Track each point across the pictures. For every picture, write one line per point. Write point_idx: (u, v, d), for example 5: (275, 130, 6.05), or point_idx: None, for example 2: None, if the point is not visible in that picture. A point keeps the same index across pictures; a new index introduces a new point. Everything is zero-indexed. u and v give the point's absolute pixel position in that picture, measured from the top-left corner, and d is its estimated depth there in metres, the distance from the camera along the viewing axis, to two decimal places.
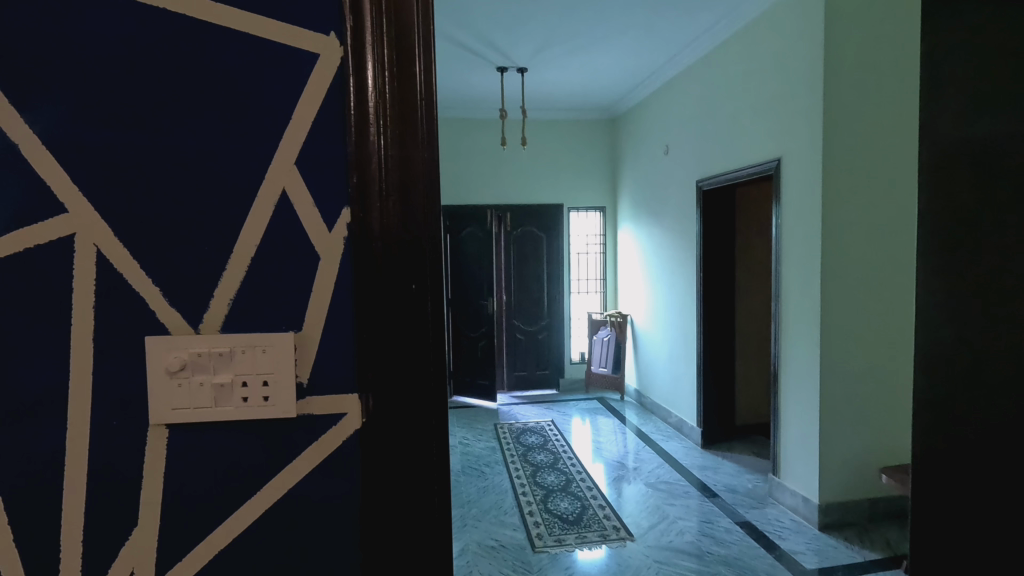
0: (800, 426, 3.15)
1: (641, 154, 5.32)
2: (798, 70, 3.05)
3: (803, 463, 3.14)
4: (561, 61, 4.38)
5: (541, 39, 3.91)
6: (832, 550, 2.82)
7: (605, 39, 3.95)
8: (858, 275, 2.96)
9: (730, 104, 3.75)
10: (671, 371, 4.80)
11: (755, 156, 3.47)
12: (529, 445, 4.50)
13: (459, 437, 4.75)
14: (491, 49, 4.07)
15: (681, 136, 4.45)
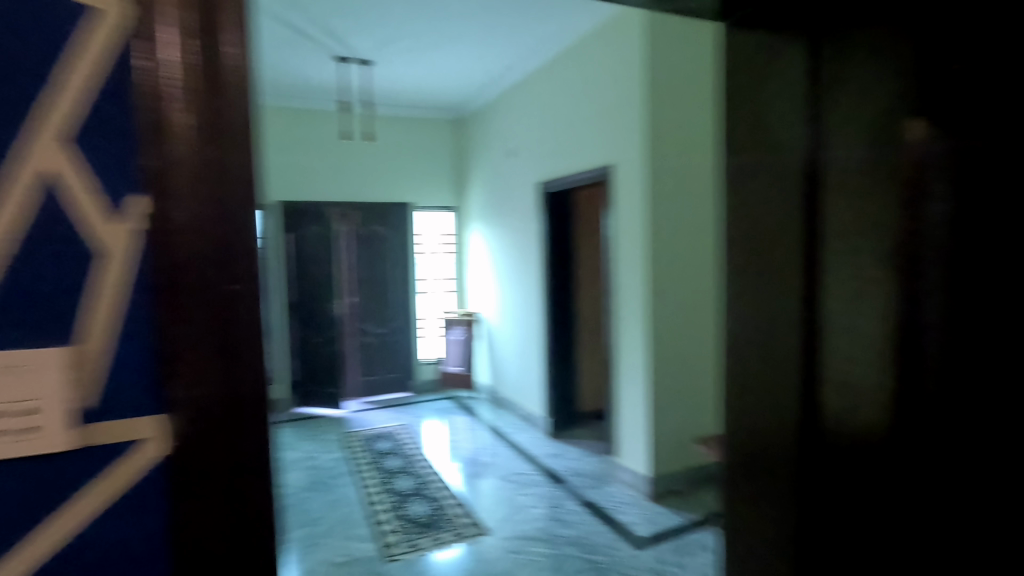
0: (633, 409, 3.47)
1: (487, 157, 5.46)
2: (625, 86, 3.36)
3: (636, 442, 3.46)
4: (406, 57, 4.30)
5: (384, 34, 3.81)
6: (661, 516, 3.16)
7: (450, 40, 3.97)
8: (678, 271, 3.35)
9: (568, 112, 4.00)
10: (520, 365, 5.00)
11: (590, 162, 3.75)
12: (381, 451, 4.36)
13: (302, 451, 4.42)
14: (331, 38, 3.85)
15: (525, 141, 4.65)
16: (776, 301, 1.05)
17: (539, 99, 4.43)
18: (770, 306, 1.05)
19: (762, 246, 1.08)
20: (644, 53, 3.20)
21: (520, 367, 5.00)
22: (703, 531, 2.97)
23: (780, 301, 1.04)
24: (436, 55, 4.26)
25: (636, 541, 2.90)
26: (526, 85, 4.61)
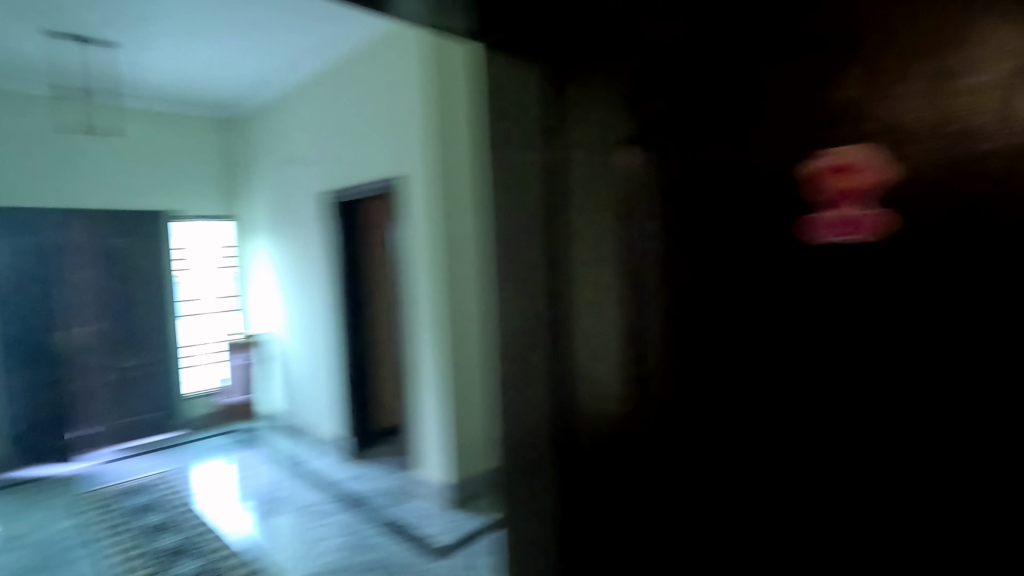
0: (432, 420, 3.48)
1: (267, 163, 5.01)
2: (410, 99, 3.37)
3: (437, 452, 3.48)
4: (157, 44, 3.72)
5: (125, 12, 3.22)
6: (462, 522, 3.22)
7: (213, 31, 3.54)
8: (471, 280, 3.46)
9: (354, 121, 3.87)
10: (314, 387, 4.66)
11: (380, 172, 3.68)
12: (139, 507, 3.64)
13: (22, 525, 3.45)
14: (46, 7, 3.13)
15: (309, 147, 4.37)
16: (556, 295, 1.29)
17: (322, 105, 4.20)
18: (551, 298, 1.30)
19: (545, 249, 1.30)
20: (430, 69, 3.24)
21: (314, 389, 4.67)
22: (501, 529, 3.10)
23: (562, 295, 1.26)
24: (196, 46, 3.76)
25: (438, 552, 2.90)
26: (308, 89, 4.34)
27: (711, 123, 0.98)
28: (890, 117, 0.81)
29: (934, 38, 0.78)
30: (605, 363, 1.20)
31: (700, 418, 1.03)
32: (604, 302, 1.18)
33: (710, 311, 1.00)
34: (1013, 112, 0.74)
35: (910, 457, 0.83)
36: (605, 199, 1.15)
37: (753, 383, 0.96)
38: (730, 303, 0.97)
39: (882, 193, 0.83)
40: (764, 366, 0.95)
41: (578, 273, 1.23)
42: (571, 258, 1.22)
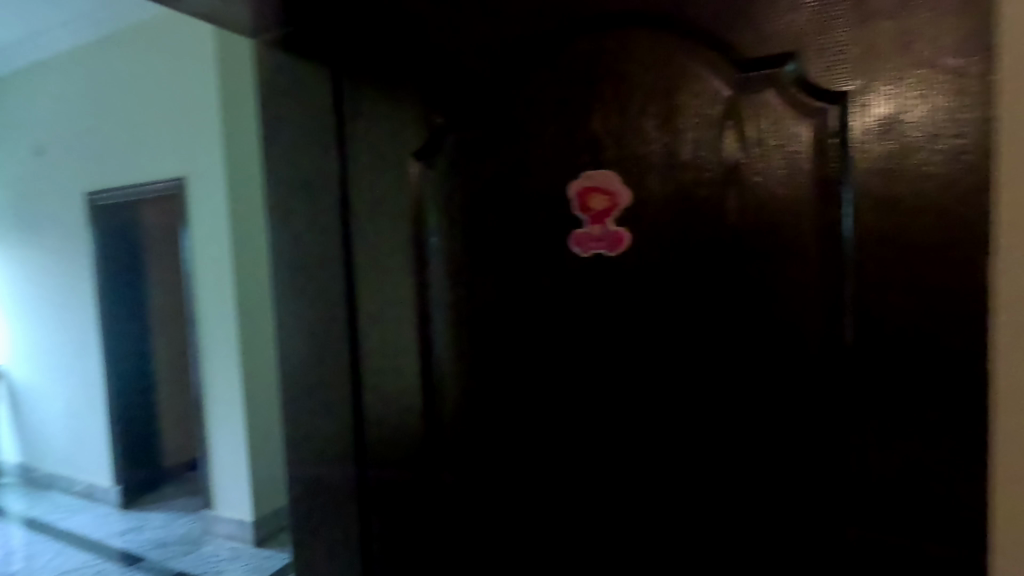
0: (228, 452, 3.11)
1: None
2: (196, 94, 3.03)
3: (234, 488, 3.12)
4: None
5: None
6: (266, 561, 2.93)
7: None
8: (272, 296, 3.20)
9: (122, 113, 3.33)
10: (72, 427, 3.87)
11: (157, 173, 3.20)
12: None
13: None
14: None
15: (60, 139, 3.64)
16: None
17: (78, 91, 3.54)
18: None
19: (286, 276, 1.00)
20: (221, 65, 2.95)
21: (73, 429, 3.87)
22: None
23: None
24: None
25: None
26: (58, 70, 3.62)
27: (466, 130, 0.85)
28: (632, 139, 0.76)
29: (662, 51, 0.74)
30: (372, 411, 0.95)
31: (474, 469, 0.88)
32: (363, 337, 0.94)
33: (478, 343, 0.87)
34: (748, 134, 0.71)
35: (677, 496, 0.77)
36: (371, 210, 0.92)
37: (519, 424, 0.85)
38: (497, 333, 0.86)
39: (616, 213, 0.78)
40: (531, 404, 0.84)
41: (340, 301, 0.96)
42: (349, 273, 0.94)
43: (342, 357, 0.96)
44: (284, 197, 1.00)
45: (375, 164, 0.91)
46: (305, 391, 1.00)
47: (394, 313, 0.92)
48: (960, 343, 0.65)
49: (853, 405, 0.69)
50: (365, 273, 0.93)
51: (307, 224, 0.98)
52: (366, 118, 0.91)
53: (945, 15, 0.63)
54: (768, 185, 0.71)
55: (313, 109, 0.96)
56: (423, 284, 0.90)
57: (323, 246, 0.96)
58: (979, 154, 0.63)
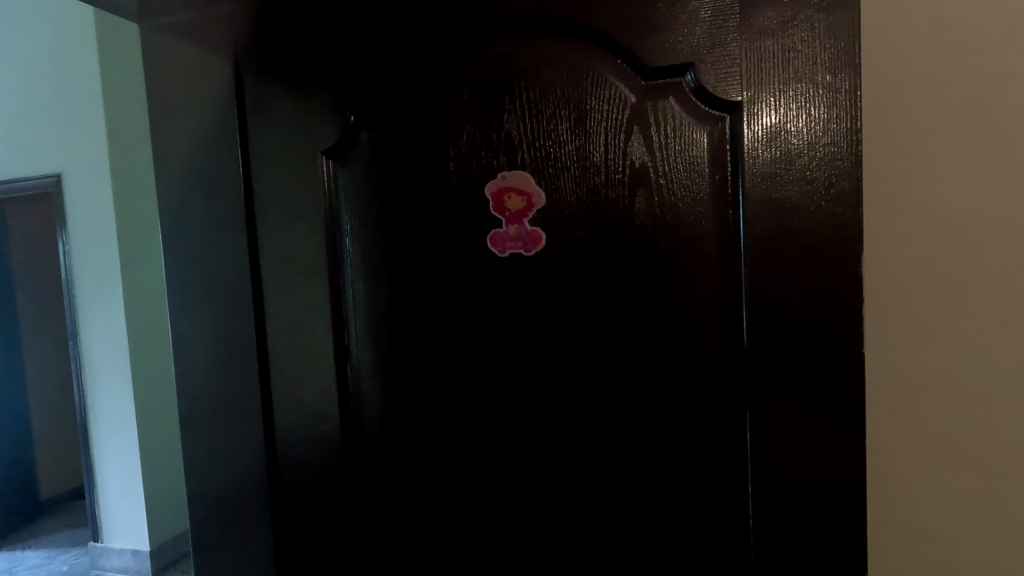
0: (118, 478, 2.83)
1: None
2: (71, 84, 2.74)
3: (126, 517, 2.84)
4: None
5: None
6: None
7: None
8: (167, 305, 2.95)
9: None
10: None
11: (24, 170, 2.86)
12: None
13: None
14: None
15: None
16: None
17: None
18: None
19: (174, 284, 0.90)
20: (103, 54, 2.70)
21: None
22: None
23: None
24: None
25: None
26: None
27: (379, 129, 0.83)
28: (547, 142, 0.78)
29: (573, 57, 0.77)
30: (282, 423, 0.89)
31: (396, 472, 0.87)
32: (270, 346, 0.88)
33: (396, 345, 0.86)
34: (653, 138, 0.76)
35: (594, 482, 0.81)
36: (275, 210, 0.86)
37: (440, 424, 0.85)
38: (415, 335, 0.85)
39: (533, 214, 0.79)
40: (452, 404, 0.84)
41: (240, 309, 0.88)
42: (251, 276, 0.87)
43: (246, 367, 0.89)
44: (169, 195, 0.90)
45: (279, 161, 0.86)
46: (203, 407, 0.92)
47: (306, 318, 0.87)
48: (840, 329, 0.72)
49: (748, 387, 0.75)
50: (271, 277, 0.87)
51: (199, 225, 0.89)
52: (268, 110, 0.85)
53: (819, 35, 0.70)
54: (672, 187, 0.75)
55: (200, 99, 0.88)
56: (336, 287, 0.86)
57: (220, 249, 0.88)
58: (851, 160, 0.70)
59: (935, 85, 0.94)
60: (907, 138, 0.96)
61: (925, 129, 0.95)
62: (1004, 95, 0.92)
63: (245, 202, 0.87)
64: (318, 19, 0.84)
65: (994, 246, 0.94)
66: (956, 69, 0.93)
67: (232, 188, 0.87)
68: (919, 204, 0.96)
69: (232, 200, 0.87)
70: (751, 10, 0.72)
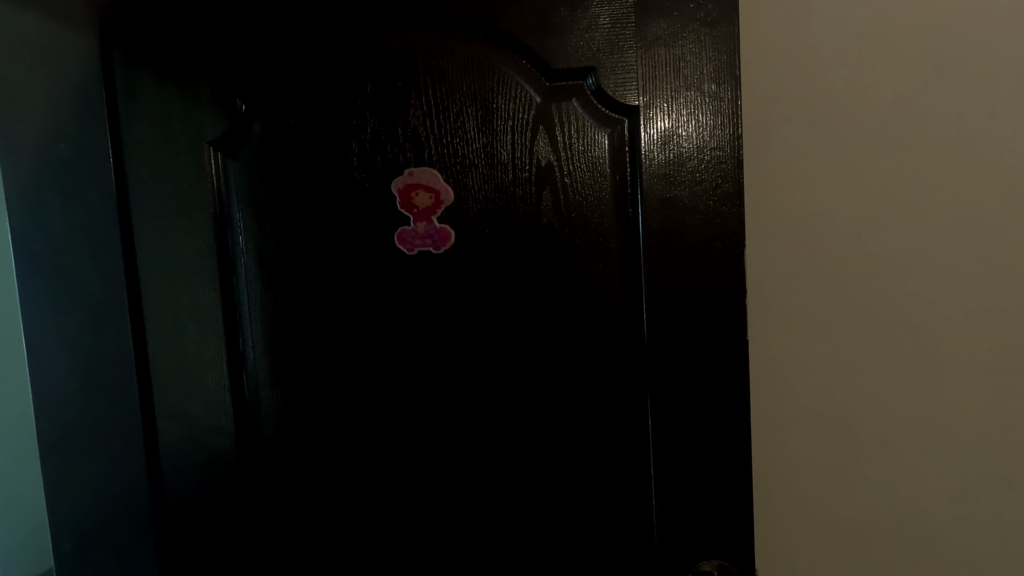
0: None
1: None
2: None
3: None
4: None
5: None
6: None
7: None
8: None
9: None
10: None
11: None
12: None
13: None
14: None
15: None
16: None
17: None
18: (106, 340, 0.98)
19: (24, 291, 0.78)
20: None
21: None
22: None
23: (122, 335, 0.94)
24: None
25: None
26: None
27: (276, 122, 0.79)
28: (454, 139, 0.78)
29: (478, 55, 0.77)
30: (166, 441, 0.81)
31: (300, 481, 0.83)
32: (150, 357, 0.80)
33: (297, 350, 0.81)
34: (558, 138, 0.78)
35: (505, 475, 0.82)
36: (155, 207, 0.78)
37: (347, 429, 0.82)
38: (317, 337, 0.81)
39: (441, 211, 0.78)
40: (359, 408, 0.82)
41: (112, 317, 0.79)
42: (125, 281, 0.78)
43: (122, 381, 0.79)
44: (17, 186, 0.76)
45: (159, 152, 0.78)
46: (65, 434, 0.80)
47: (193, 325, 0.80)
48: (728, 318, 0.78)
49: (648, 376, 0.80)
50: (152, 281, 0.79)
51: (54, 224, 0.77)
52: (144, 97, 0.77)
53: (705, 47, 0.75)
54: (576, 186, 0.78)
55: (52, 77, 0.76)
56: (229, 289, 0.80)
57: (84, 250, 0.78)
58: (733, 164, 0.77)
59: (818, 63, 0.90)
60: (790, 127, 0.91)
61: (803, 118, 0.91)
62: (880, 74, 0.89)
63: (118, 199, 0.78)
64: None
65: (877, 233, 0.91)
66: (832, 51, 0.89)
67: (100, 183, 0.77)
68: (801, 198, 0.92)
69: (99, 194, 0.77)
70: (646, 19, 0.76)
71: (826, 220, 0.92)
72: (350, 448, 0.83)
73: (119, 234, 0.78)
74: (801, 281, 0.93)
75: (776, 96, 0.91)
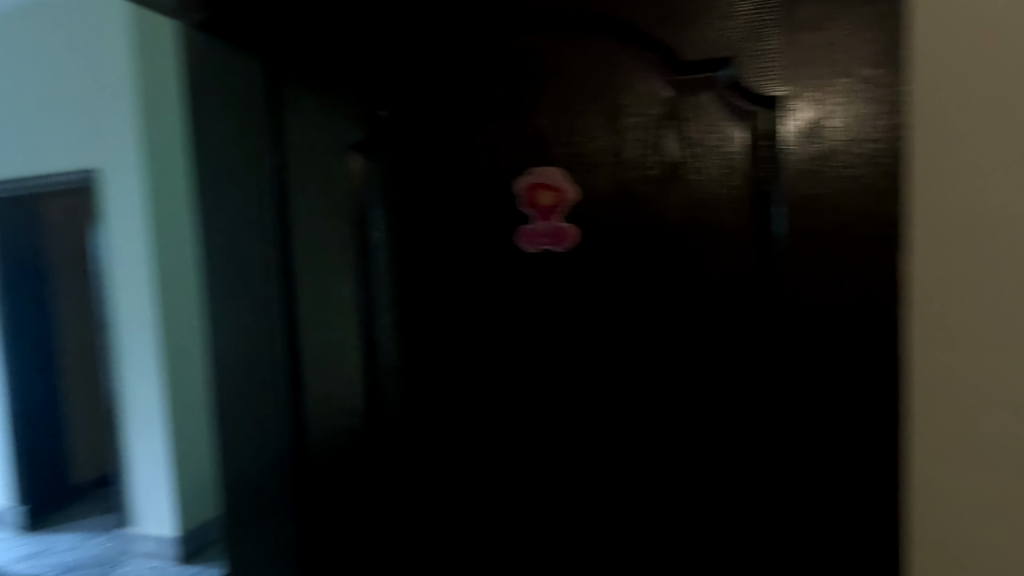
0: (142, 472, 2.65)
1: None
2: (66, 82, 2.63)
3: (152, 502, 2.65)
4: None
5: None
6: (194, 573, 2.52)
7: None
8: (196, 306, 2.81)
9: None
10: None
11: (32, 166, 2.74)
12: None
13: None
14: None
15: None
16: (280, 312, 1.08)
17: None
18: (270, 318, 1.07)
19: (213, 276, 0.93)
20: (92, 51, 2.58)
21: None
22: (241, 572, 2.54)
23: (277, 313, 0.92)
24: None
25: None
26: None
27: (410, 127, 0.84)
28: (580, 138, 0.78)
29: (607, 53, 0.76)
30: (310, 416, 0.90)
31: (423, 467, 0.88)
32: (299, 339, 0.89)
33: (424, 341, 0.86)
34: (689, 134, 0.74)
35: (624, 480, 0.80)
36: (309, 205, 0.88)
37: (468, 420, 0.86)
38: (443, 331, 0.85)
39: (564, 211, 0.79)
40: (478, 400, 0.85)
41: (274, 301, 0.90)
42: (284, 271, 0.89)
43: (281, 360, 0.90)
44: (214, 189, 0.92)
45: (316, 158, 0.87)
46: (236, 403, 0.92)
47: (337, 313, 0.88)
48: (880, 327, 0.71)
49: (784, 387, 0.74)
50: (304, 272, 0.88)
51: (236, 220, 0.91)
52: (306, 110, 0.87)
53: (864, 28, 0.68)
54: (707, 185, 0.74)
55: (239, 96, 0.90)
56: (367, 281, 0.87)
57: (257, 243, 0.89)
58: (893, 156, 0.69)
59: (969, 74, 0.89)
60: (944, 140, 0.91)
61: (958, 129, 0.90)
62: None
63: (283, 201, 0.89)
64: (351, 15, 0.85)
65: None
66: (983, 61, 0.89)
67: (272, 186, 0.89)
68: (962, 211, 0.90)
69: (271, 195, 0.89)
70: (792, 3, 0.70)
71: (990, 230, 0.89)
72: (469, 438, 0.85)
73: (281, 229, 0.89)
74: (960, 291, 0.91)
75: (927, 113, 0.91)
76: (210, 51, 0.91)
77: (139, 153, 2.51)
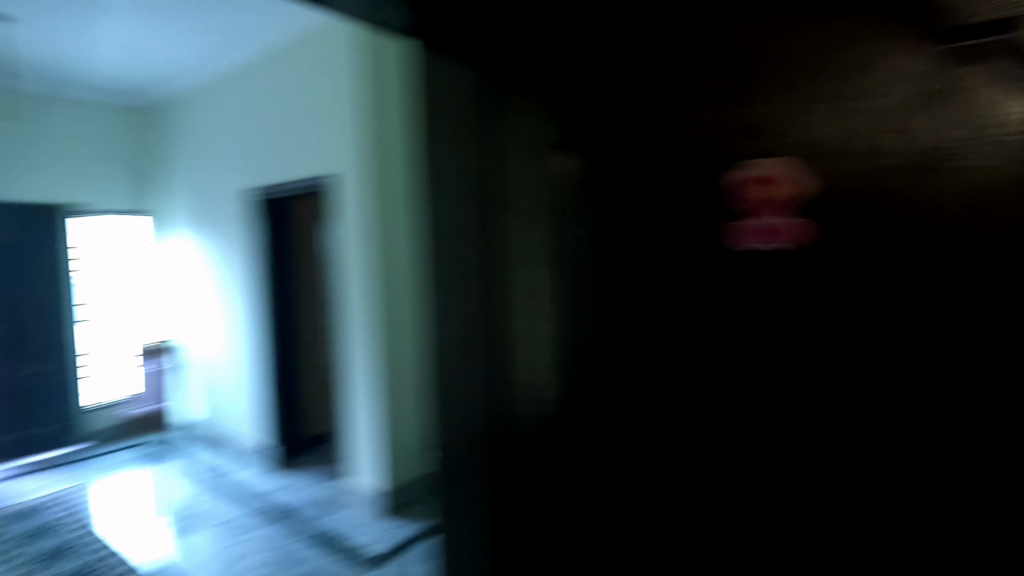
0: (361, 433, 3.07)
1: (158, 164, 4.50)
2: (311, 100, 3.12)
3: (367, 460, 3.05)
4: (40, 46, 3.32)
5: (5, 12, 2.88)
6: (397, 529, 2.85)
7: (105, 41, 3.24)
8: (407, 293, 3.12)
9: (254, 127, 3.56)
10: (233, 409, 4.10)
11: (289, 173, 3.33)
12: (13, 528, 3.05)
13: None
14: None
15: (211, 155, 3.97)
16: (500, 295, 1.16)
17: (222, 112, 3.83)
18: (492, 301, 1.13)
19: (453, 265, 1.12)
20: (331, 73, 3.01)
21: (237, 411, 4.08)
22: (433, 536, 2.79)
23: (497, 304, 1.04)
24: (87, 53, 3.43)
25: (370, 560, 2.57)
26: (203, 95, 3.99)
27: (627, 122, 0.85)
28: (816, 123, 0.72)
29: (854, 28, 0.69)
30: (522, 393, 1.01)
31: (618, 460, 0.90)
32: (520, 320, 1.02)
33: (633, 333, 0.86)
34: (961, 109, 0.64)
35: (863, 503, 0.71)
36: (537, 201, 0.98)
37: (665, 424, 0.84)
38: (644, 331, 0.84)
39: (797, 199, 0.73)
40: (688, 397, 0.82)
41: (499, 289, 1.04)
42: (507, 262, 1.03)
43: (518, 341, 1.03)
44: (457, 192, 1.11)
45: (548, 159, 0.96)
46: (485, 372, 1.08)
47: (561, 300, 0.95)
48: None
49: None
50: (537, 262, 0.99)
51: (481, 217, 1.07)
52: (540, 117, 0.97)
53: None
54: (987, 167, 0.63)
55: (480, 112, 1.06)
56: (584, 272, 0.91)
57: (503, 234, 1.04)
58: None
59: None
60: None
61: None
62: None
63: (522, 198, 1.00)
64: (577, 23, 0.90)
65: None
66: None
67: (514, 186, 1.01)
68: None
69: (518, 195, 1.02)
70: None
71: None
72: (677, 435, 0.83)
73: (507, 227, 1.02)
74: None
75: None
76: (459, 77, 1.09)
77: (363, 157, 2.85)
